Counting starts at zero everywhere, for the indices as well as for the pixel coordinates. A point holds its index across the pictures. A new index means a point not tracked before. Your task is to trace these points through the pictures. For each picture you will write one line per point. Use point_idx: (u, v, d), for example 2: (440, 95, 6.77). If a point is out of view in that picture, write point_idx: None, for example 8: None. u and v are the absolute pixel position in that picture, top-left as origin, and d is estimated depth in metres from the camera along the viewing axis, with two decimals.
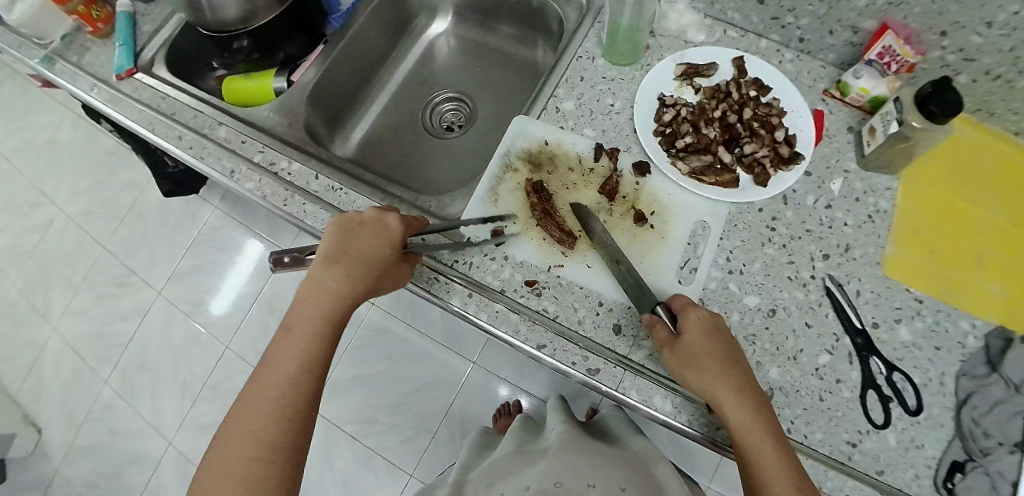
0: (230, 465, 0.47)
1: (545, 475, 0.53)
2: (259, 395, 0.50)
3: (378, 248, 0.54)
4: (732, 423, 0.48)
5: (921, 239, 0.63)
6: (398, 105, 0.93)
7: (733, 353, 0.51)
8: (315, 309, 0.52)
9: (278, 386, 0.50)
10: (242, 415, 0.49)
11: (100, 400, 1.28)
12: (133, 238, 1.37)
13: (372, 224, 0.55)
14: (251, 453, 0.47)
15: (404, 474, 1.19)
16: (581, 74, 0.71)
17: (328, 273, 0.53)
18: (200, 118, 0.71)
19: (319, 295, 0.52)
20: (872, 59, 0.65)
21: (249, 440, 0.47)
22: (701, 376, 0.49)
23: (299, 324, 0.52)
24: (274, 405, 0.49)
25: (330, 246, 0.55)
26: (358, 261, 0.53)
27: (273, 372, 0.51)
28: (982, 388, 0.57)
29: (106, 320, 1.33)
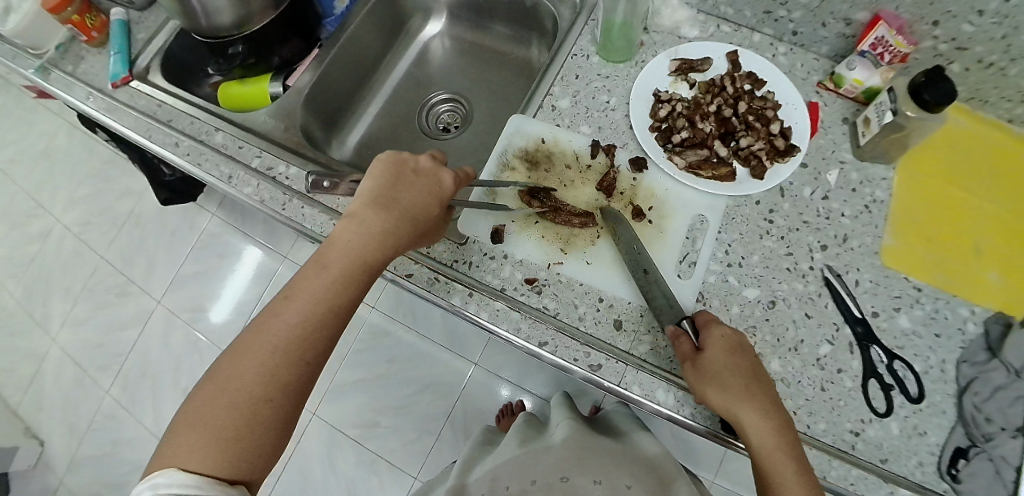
0: (225, 405, 0.44)
1: (551, 469, 0.54)
2: (268, 333, 0.47)
3: (427, 209, 0.54)
4: (754, 438, 0.48)
5: (919, 228, 0.63)
6: (394, 107, 0.94)
7: (756, 369, 0.51)
8: (349, 251, 0.50)
9: (296, 324, 0.47)
10: (247, 350, 0.46)
11: (102, 410, 1.28)
12: (132, 246, 1.37)
13: (426, 178, 0.55)
14: (255, 397, 0.44)
15: (408, 476, 1.19)
16: (576, 72, 0.71)
17: (374, 217, 0.51)
18: (197, 124, 0.71)
19: (358, 239, 0.50)
20: (866, 50, 0.65)
21: (256, 375, 0.45)
22: (723, 391, 0.49)
23: (329, 263, 0.50)
24: (290, 343, 0.47)
25: (379, 188, 0.53)
26: (405, 214, 0.52)
27: (287, 309, 0.48)
28: (982, 374, 0.57)
29: (106, 329, 1.33)
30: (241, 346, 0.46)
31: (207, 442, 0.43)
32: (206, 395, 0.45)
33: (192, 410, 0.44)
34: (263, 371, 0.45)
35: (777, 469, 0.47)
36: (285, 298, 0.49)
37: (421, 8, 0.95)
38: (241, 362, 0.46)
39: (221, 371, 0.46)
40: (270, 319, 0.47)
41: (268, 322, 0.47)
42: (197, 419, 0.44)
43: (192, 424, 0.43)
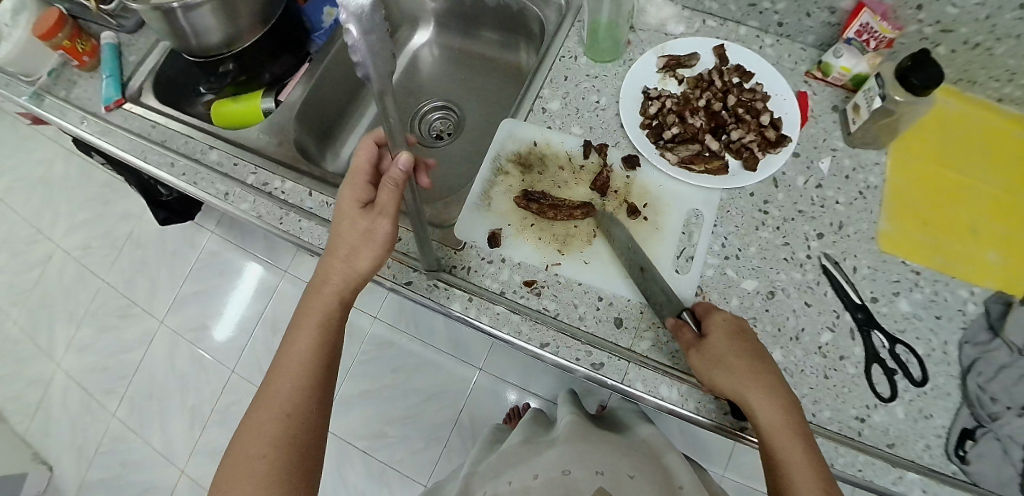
0: (260, 439, 0.51)
1: (553, 464, 0.53)
2: (285, 374, 0.54)
3: (352, 225, 0.53)
4: (761, 422, 0.48)
5: (914, 211, 0.63)
6: (386, 117, 0.94)
7: (758, 351, 0.51)
8: (325, 291, 0.55)
9: (288, 384, 0.54)
10: (270, 394, 0.54)
11: (109, 433, 1.28)
12: (133, 268, 1.37)
13: (354, 205, 0.54)
14: (283, 428, 0.52)
15: (418, 485, 1.19)
16: (565, 73, 0.71)
17: (323, 262, 0.55)
18: (191, 143, 0.72)
19: (324, 278, 0.54)
20: (851, 38, 0.66)
21: (261, 436, 0.51)
22: (728, 377, 0.48)
23: (315, 306, 0.55)
24: (282, 401, 0.53)
25: (328, 229, 0.56)
26: (343, 246, 0.53)
27: (295, 351, 0.55)
28: (986, 354, 0.57)
29: (110, 352, 1.34)
30: (266, 389, 0.54)
31: (252, 470, 0.50)
32: (245, 431, 0.53)
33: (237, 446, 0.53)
34: (286, 406, 0.53)
35: (784, 455, 0.47)
36: (290, 342, 0.55)
37: (409, 18, 0.95)
38: (269, 400, 0.53)
39: (254, 411, 0.54)
40: (283, 361, 0.55)
41: (282, 364, 0.55)
42: (242, 453, 0.51)
43: (239, 456, 0.51)
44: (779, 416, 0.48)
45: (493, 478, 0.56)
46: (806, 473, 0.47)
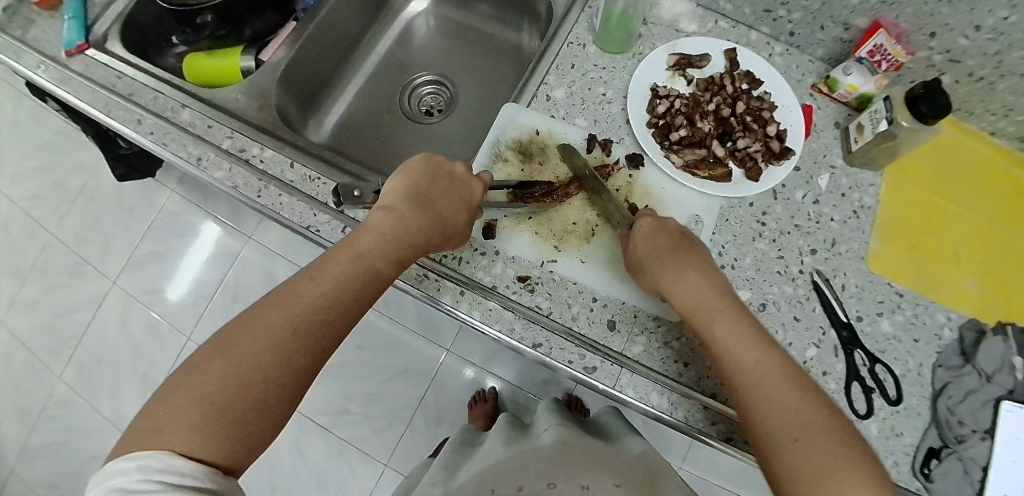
0: (224, 379, 0.40)
1: (539, 474, 0.52)
2: (285, 309, 0.43)
3: (461, 215, 0.54)
4: (693, 314, 0.50)
5: (902, 234, 0.64)
6: (375, 86, 0.89)
7: (699, 251, 0.54)
8: (385, 242, 0.49)
9: (315, 306, 0.44)
10: (260, 321, 0.43)
11: (55, 396, 1.20)
12: (86, 224, 1.27)
13: (459, 184, 0.55)
14: (268, 377, 0.41)
15: (379, 464, 1.17)
16: (572, 61, 0.68)
17: (411, 215, 0.51)
18: (161, 100, 0.65)
19: (393, 230, 0.50)
20: (863, 57, 0.65)
21: (266, 355, 0.41)
22: (648, 274, 0.53)
23: (360, 250, 0.48)
24: (307, 323, 0.43)
25: (414, 189, 0.53)
26: (439, 215, 0.52)
27: (308, 288, 0.45)
28: (957, 379, 0.59)
29: (58, 312, 1.24)
30: (250, 319, 0.43)
31: (199, 420, 0.38)
32: (202, 365, 0.40)
33: (181, 381, 0.40)
34: (273, 348, 0.42)
35: (734, 344, 0.48)
36: (306, 275, 0.46)
37: None
38: (250, 334, 0.42)
39: (224, 342, 0.42)
40: (288, 294, 0.44)
41: (284, 297, 0.44)
42: (190, 391, 0.39)
43: (180, 394, 0.39)
44: (716, 303, 0.50)
45: (473, 475, 0.55)
46: (769, 362, 0.46)
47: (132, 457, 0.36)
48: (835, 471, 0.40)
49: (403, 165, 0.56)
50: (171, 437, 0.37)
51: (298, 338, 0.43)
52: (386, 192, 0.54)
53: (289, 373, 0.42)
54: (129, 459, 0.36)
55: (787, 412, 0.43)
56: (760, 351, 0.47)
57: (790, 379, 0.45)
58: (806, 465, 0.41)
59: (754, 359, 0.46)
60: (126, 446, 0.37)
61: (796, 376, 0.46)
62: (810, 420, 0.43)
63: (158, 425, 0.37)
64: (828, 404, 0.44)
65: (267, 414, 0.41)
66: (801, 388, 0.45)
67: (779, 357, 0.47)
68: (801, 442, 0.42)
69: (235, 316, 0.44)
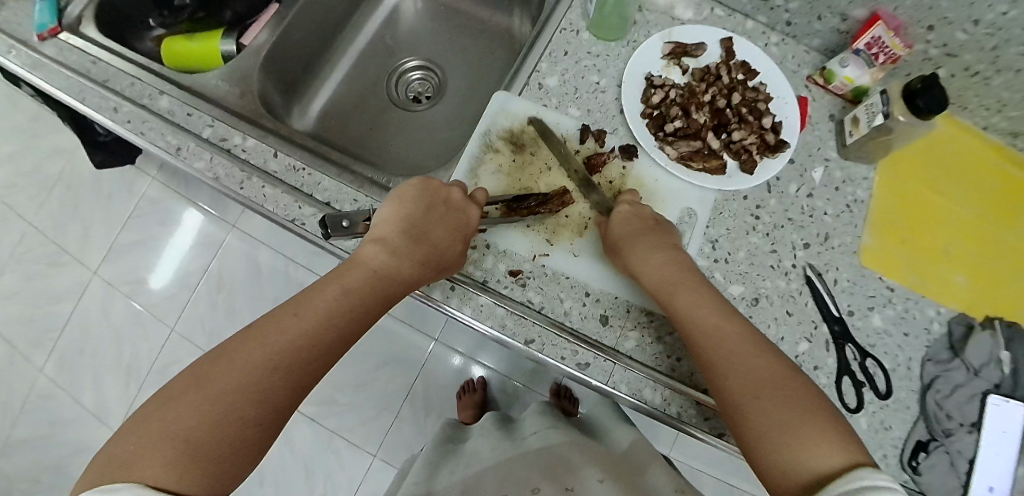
0: (197, 417, 0.37)
1: (524, 481, 0.47)
2: (264, 345, 0.41)
3: (453, 247, 0.52)
4: (658, 287, 0.51)
5: (894, 229, 0.64)
6: (361, 71, 0.86)
7: (664, 233, 0.55)
8: (375, 277, 0.48)
9: (294, 343, 0.42)
10: (232, 357, 0.40)
11: (37, 389, 1.17)
12: (63, 212, 1.23)
13: (456, 211, 0.53)
14: (241, 417, 0.38)
15: (367, 453, 1.16)
16: (565, 48, 0.67)
17: (404, 249, 0.50)
18: (138, 86, 0.62)
19: (387, 265, 0.49)
20: (861, 48, 0.64)
21: (242, 393, 0.39)
22: (617, 254, 0.54)
23: (348, 286, 0.46)
24: (285, 360, 0.41)
25: (409, 216, 0.52)
26: (434, 248, 0.51)
27: (290, 323, 0.43)
28: (944, 372, 0.59)
29: (37, 303, 1.20)
30: (226, 353, 0.40)
31: (172, 458, 0.35)
32: (173, 402, 0.37)
33: (151, 418, 0.37)
34: (250, 385, 0.39)
35: (693, 314, 0.48)
36: (288, 310, 0.44)
37: None
38: (226, 369, 0.39)
39: (195, 379, 0.39)
40: (267, 329, 0.42)
41: (263, 331, 0.42)
42: (161, 429, 0.36)
43: (151, 432, 0.36)
44: (678, 279, 0.50)
45: (463, 473, 0.53)
46: (726, 328, 0.46)
47: (105, 489, 0.32)
48: (799, 430, 0.39)
49: (396, 191, 0.55)
50: (141, 474, 0.33)
51: (278, 375, 0.40)
52: (376, 224, 0.52)
53: (266, 410, 0.39)
54: (100, 490, 0.32)
55: (745, 372, 0.43)
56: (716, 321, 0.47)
57: (750, 343, 0.45)
58: (771, 424, 0.40)
59: (712, 326, 0.47)
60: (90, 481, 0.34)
61: (755, 339, 0.46)
62: (770, 380, 0.42)
63: (124, 464, 0.34)
64: (791, 367, 0.44)
65: (243, 452, 0.38)
66: (762, 352, 0.45)
67: (738, 325, 0.47)
68: (763, 402, 0.41)
69: (211, 350, 0.42)
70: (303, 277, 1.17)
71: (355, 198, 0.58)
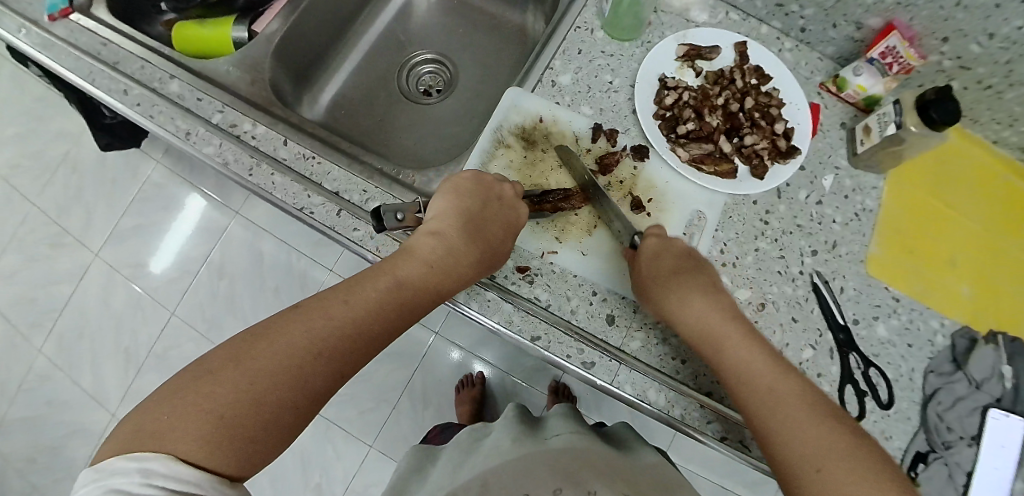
0: (237, 393, 0.37)
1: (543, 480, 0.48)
2: (312, 330, 0.41)
3: (503, 243, 0.53)
4: (699, 338, 0.50)
5: (902, 239, 0.64)
6: (372, 62, 0.85)
7: (705, 276, 0.54)
8: (425, 269, 0.48)
9: (340, 330, 0.42)
10: (280, 334, 0.40)
11: (34, 370, 1.16)
12: (66, 194, 1.22)
13: (509, 208, 0.53)
14: (280, 399, 0.38)
15: (364, 446, 1.16)
16: (579, 46, 0.66)
17: (456, 243, 0.51)
18: (149, 69, 0.62)
19: (437, 259, 0.49)
20: (874, 58, 0.64)
21: (284, 374, 0.39)
22: (650, 295, 0.52)
23: (399, 279, 0.47)
24: (330, 345, 0.41)
25: (465, 210, 0.52)
26: (484, 245, 0.52)
27: (339, 310, 0.43)
28: (947, 384, 0.60)
29: (37, 284, 1.20)
30: (273, 330, 0.41)
31: (207, 429, 0.35)
32: (214, 371, 0.38)
33: (190, 384, 0.37)
34: (292, 368, 0.39)
35: (743, 369, 0.48)
36: (339, 296, 0.44)
37: None
38: (271, 347, 0.39)
39: (242, 350, 0.39)
40: (316, 312, 0.42)
41: (311, 313, 0.42)
42: (201, 397, 0.36)
43: (188, 399, 0.36)
44: (719, 329, 0.50)
45: (463, 471, 0.53)
46: (779, 385, 0.46)
47: (132, 458, 0.33)
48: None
49: (451, 181, 0.55)
50: (176, 442, 0.34)
51: (319, 361, 0.41)
52: (430, 215, 0.53)
53: (303, 396, 0.39)
54: (127, 458, 0.33)
55: (801, 431, 0.42)
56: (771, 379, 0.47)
57: (804, 400, 0.44)
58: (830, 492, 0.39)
59: (764, 383, 0.46)
60: (117, 445, 0.34)
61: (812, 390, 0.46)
62: (827, 441, 0.41)
63: (161, 428, 0.34)
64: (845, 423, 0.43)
65: (274, 434, 0.38)
66: (817, 411, 0.44)
67: (792, 379, 0.46)
68: (824, 471, 0.40)
69: (255, 324, 0.42)
70: (305, 267, 1.17)
71: (364, 189, 0.58)
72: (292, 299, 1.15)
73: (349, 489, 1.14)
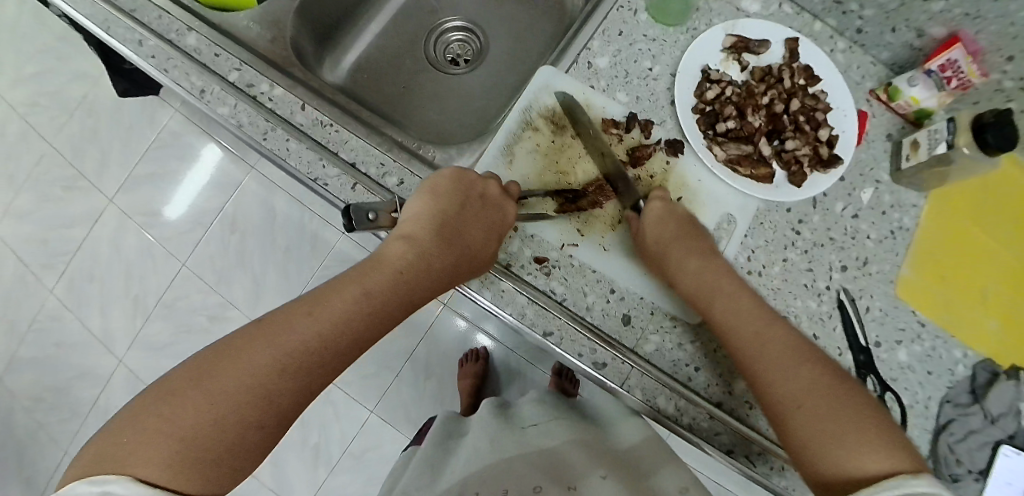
0: (200, 417, 0.35)
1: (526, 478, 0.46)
2: (274, 346, 0.39)
3: (485, 246, 0.51)
4: (696, 297, 0.50)
5: (935, 263, 0.62)
6: (400, 25, 0.82)
7: (702, 242, 0.53)
8: (398, 276, 0.47)
9: (306, 345, 0.40)
10: (244, 352, 0.39)
11: (44, 310, 1.17)
12: (83, 136, 1.20)
13: (493, 208, 0.52)
14: (248, 419, 0.37)
15: (363, 411, 1.16)
16: (621, 27, 0.62)
17: (432, 248, 0.49)
18: (166, 19, 0.58)
19: (410, 268, 0.47)
20: (933, 70, 0.60)
21: (248, 392, 0.38)
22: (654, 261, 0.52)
23: (369, 288, 0.45)
24: (297, 359, 0.40)
25: (442, 213, 0.51)
26: (463, 252, 0.50)
27: (302, 324, 0.41)
28: (963, 416, 0.58)
29: (51, 225, 1.19)
30: (234, 350, 0.39)
31: (171, 455, 0.33)
32: (175, 394, 0.36)
33: (149, 410, 0.35)
34: (256, 389, 0.38)
35: (732, 323, 0.47)
36: (302, 309, 0.42)
37: None
38: (234, 367, 0.38)
39: (204, 371, 0.38)
40: (279, 328, 0.40)
41: (276, 330, 0.40)
42: (161, 423, 0.34)
43: (149, 424, 0.34)
44: (714, 285, 0.50)
45: (465, 465, 0.52)
46: (767, 334, 0.45)
47: (95, 482, 0.31)
48: (843, 438, 0.38)
49: (429, 181, 0.53)
50: (138, 465, 0.32)
51: (284, 378, 0.39)
52: (405, 219, 0.51)
53: (270, 415, 0.38)
54: (90, 483, 0.31)
55: (787, 375, 0.42)
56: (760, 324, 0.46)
57: (795, 350, 0.44)
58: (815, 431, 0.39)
59: (750, 332, 0.46)
60: (82, 469, 0.33)
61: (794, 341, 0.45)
62: (815, 385, 0.41)
63: (121, 452, 0.33)
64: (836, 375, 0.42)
65: (241, 455, 0.37)
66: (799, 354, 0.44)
67: (783, 330, 0.46)
68: (806, 406, 0.40)
69: (217, 342, 0.40)
70: (314, 229, 1.15)
71: (382, 162, 0.55)
72: (301, 261, 1.14)
73: (346, 451, 1.15)
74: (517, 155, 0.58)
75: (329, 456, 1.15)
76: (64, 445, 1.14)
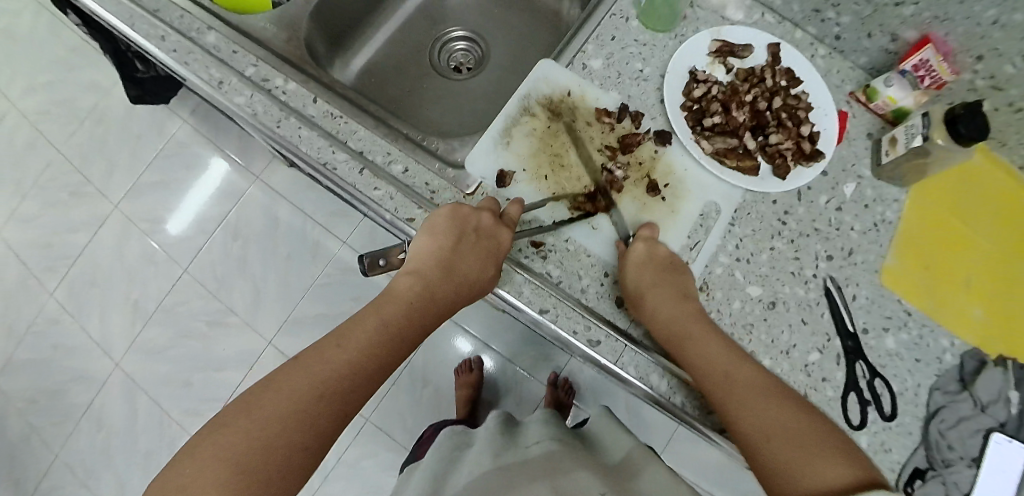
0: (250, 442, 0.38)
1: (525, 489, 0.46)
2: (310, 376, 0.42)
3: (484, 269, 0.52)
4: (667, 338, 0.51)
5: (919, 254, 0.64)
6: (405, 35, 0.86)
7: (678, 278, 0.54)
8: (410, 307, 0.49)
9: (337, 372, 0.43)
10: (283, 382, 0.41)
11: (43, 314, 1.19)
12: (93, 143, 1.24)
13: (487, 237, 0.52)
14: (291, 443, 0.39)
15: (360, 418, 1.16)
16: (614, 33, 0.66)
17: (433, 279, 0.51)
18: (187, 19, 0.62)
19: (419, 298, 0.50)
20: (907, 70, 0.64)
21: (288, 418, 0.39)
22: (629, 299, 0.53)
23: (387, 318, 0.47)
24: (332, 386, 0.42)
25: (439, 245, 0.52)
26: (464, 279, 0.51)
27: (333, 354, 0.44)
28: (952, 403, 0.59)
29: (57, 229, 1.22)
30: (277, 383, 0.41)
31: (225, 481, 0.35)
32: (228, 424, 0.39)
33: (207, 440, 0.38)
34: (298, 413, 0.40)
35: (701, 364, 0.48)
36: (332, 341, 0.45)
37: None
38: (275, 398, 0.40)
39: (250, 402, 0.40)
40: (312, 360, 0.43)
41: (310, 362, 0.43)
42: (219, 451, 0.37)
43: (206, 456, 0.37)
44: (688, 326, 0.51)
45: None
46: (736, 373, 0.47)
47: None
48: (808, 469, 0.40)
49: (427, 221, 0.54)
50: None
51: (322, 403, 0.41)
52: (410, 256, 0.53)
53: (312, 436, 0.40)
54: None
55: (758, 415, 0.44)
56: (727, 363, 0.48)
57: (758, 386, 0.46)
58: (785, 461, 0.41)
59: (725, 376, 0.47)
60: None
61: (764, 382, 0.47)
62: (786, 425, 0.43)
63: (184, 484, 0.35)
64: (802, 407, 0.45)
65: (292, 476, 0.39)
66: (769, 391, 0.46)
67: (749, 368, 0.48)
68: (774, 443, 0.42)
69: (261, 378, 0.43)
70: (318, 236, 1.17)
71: (388, 151, 0.58)
72: (302, 268, 1.16)
73: (341, 459, 1.15)
74: (515, 139, 0.61)
75: (324, 463, 1.14)
76: (56, 450, 1.13)
